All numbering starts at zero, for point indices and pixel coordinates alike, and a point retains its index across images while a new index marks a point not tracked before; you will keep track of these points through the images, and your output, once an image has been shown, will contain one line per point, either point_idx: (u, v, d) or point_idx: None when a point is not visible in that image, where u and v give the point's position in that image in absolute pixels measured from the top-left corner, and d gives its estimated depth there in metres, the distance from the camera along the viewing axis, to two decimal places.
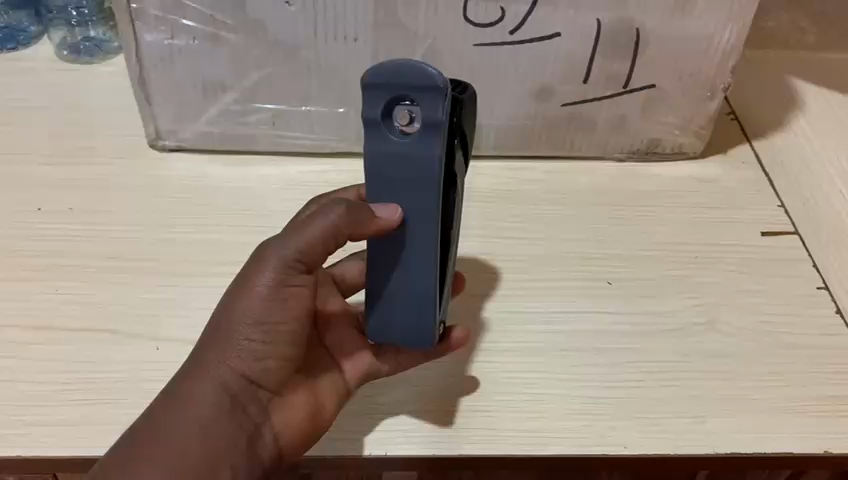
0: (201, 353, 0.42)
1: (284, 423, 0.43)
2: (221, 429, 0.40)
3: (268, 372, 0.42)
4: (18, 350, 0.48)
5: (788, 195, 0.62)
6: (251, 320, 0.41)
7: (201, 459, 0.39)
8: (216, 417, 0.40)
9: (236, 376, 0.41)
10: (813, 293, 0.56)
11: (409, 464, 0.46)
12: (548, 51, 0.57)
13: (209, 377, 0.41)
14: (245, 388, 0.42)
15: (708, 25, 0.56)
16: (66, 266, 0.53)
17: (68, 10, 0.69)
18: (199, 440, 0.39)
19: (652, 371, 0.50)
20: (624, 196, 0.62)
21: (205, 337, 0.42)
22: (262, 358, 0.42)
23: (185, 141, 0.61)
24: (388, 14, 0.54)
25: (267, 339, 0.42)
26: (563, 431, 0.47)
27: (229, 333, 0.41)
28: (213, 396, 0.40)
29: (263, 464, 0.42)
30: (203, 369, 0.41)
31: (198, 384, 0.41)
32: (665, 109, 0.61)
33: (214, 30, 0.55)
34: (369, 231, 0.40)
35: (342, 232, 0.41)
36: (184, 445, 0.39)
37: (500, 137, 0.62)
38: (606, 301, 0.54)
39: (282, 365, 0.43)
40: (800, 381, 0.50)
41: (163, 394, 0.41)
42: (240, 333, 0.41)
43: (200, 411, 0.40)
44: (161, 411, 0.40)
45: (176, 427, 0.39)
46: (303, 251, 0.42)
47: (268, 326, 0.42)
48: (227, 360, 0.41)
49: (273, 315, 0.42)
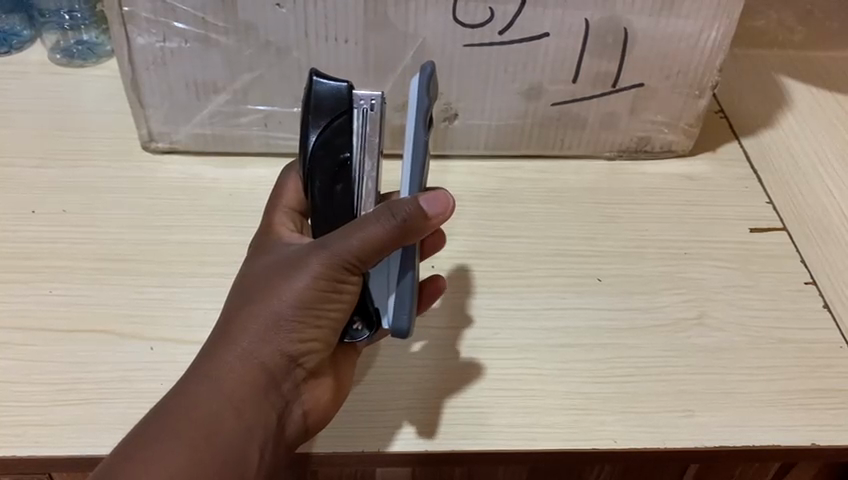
0: (243, 330, 0.41)
1: (311, 403, 0.45)
2: (257, 409, 0.41)
3: (303, 356, 0.43)
4: (11, 351, 0.49)
5: (777, 192, 0.63)
6: (295, 304, 0.41)
7: (233, 441, 0.39)
8: (253, 396, 0.41)
9: (274, 357, 0.41)
10: (801, 288, 0.56)
11: (404, 460, 0.47)
12: (538, 50, 0.58)
13: (245, 361, 0.41)
14: (279, 370, 0.42)
15: (694, 24, 0.57)
16: (59, 267, 0.54)
17: (61, 14, 0.70)
18: (236, 419, 0.40)
19: (638, 368, 0.50)
20: (614, 193, 0.62)
21: (246, 313, 0.42)
22: (302, 342, 0.42)
23: (177, 143, 0.62)
24: (377, 15, 0.55)
25: (312, 323, 0.42)
26: (552, 425, 0.47)
27: (277, 312, 0.41)
28: (253, 376, 0.41)
29: (287, 441, 0.43)
30: (242, 348, 0.41)
31: (241, 363, 0.41)
32: (654, 107, 0.62)
33: (205, 32, 0.56)
34: (431, 226, 0.41)
35: (395, 234, 0.40)
36: (216, 428, 0.39)
37: (490, 137, 0.63)
38: (595, 297, 0.55)
39: (317, 350, 0.43)
40: (786, 375, 0.51)
41: (199, 368, 0.41)
42: (288, 315, 0.41)
43: (240, 389, 0.40)
44: (199, 386, 0.40)
45: (215, 404, 0.39)
46: (360, 253, 0.40)
47: (313, 310, 0.42)
48: (267, 341, 0.41)
49: (316, 300, 0.42)
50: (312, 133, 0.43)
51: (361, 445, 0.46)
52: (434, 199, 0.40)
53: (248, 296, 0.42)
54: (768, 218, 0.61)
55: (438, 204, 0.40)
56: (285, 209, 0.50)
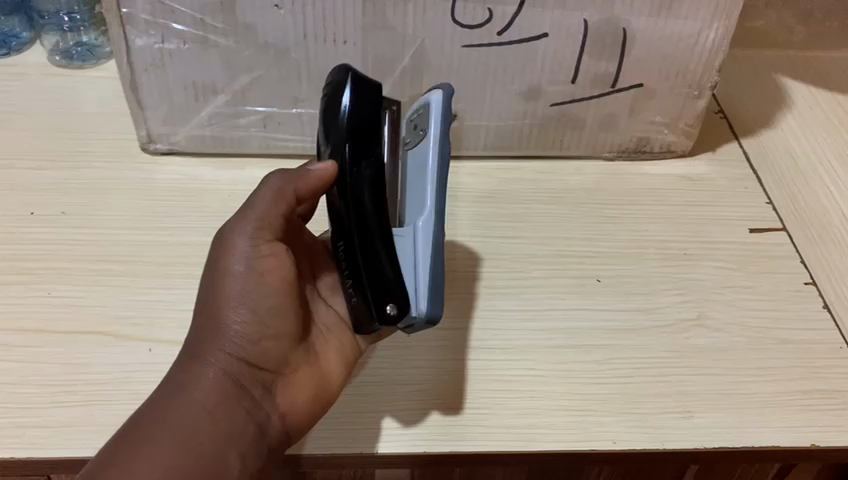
0: (197, 339, 0.44)
1: (289, 404, 0.45)
2: (224, 410, 0.42)
3: (263, 353, 0.44)
4: (10, 353, 0.49)
5: (777, 192, 0.63)
6: (234, 300, 0.43)
7: (200, 441, 0.40)
8: (219, 398, 0.42)
9: (229, 356, 0.43)
10: (801, 289, 0.56)
11: (402, 461, 0.47)
12: (537, 51, 0.58)
13: (204, 364, 0.43)
14: (242, 369, 0.43)
15: (693, 25, 0.57)
16: (58, 269, 0.54)
17: (60, 16, 0.69)
18: (204, 423, 0.41)
19: (637, 369, 0.50)
20: (614, 194, 0.62)
21: (200, 321, 0.44)
22: (255, 338, 0.44)
23: (176, 145, 0.62)
24: (376, 16, 0.55)
25: (256, 316, 0.43)
26: (550, 426, 0.47)
27: (218, 315, 0.43)
28: (212, 376, 0.42)
29: (271, 442, 0.44)
30: (201, 354, 0.43)
31: (197, 368, 0.42)
32: (654, 108, 0.62)
33: (203, 33, 0.56)
34: (312, 179, 0.45)
35: (281, 191, 0.45)
36: (182, 430, 0.40)
37: (489, 137, 0.63)
38: (594, 297, 0.54)
39: (276, 344, 0.45)
40: (785, 376, 0.51)
41: (162, 382, 0.42)
42: (229, 312, 0.43)
43: (202, 392, 0.42)
44: (165, 396, 0.41)
45: (182, 410, 0.41)
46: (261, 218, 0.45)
47: (253, 301, 0.43)
48: (219, 342, 0.43)
49: (252, 289, 0.43)
50: (345, 129, 0.45)
51: (358, 446, 0.46)
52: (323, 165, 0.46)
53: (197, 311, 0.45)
54: (768, 218, 0.61)
55: (324, 164, 0.45)
56: None
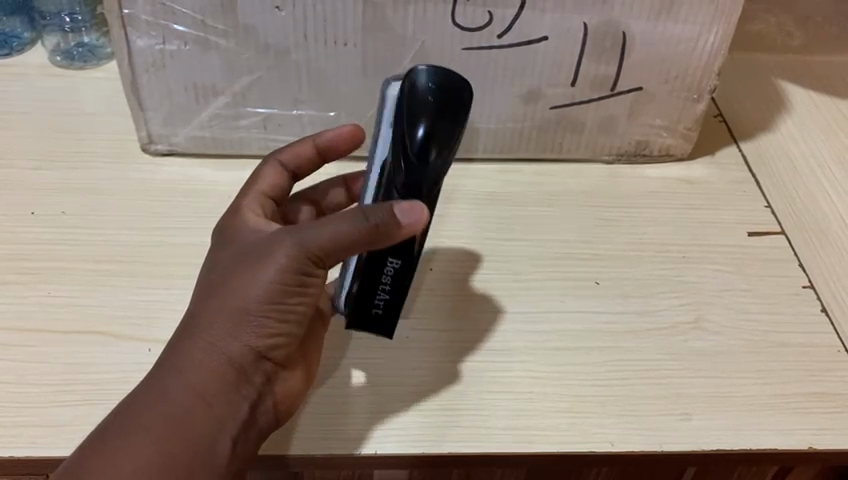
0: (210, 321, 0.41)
1: (284, 392, 0.45)
2: (224, 402, 0.41)
3: (274, 348, 0.43)
4: (10, 353, 0.49)
5: (775, 196, 0.63)
6: (260, 299, 0.41)
7: (199, 431, 0.40)
8: (221, 388, 0.41)
9: (244, 350, 0.42)
10: (799, 292, 0.56)
11: (400, 462, 0.47)
12: (536, 53, 0.58)
13: (214, 351, 0.41)
14: (251, 362, 0.42)
15: (692, 28, 0.57)
16: (57, 269, 0.54)
17: (61, 16, 0.69)
18: (203, 414, 0.40)
19: (635, 371, 0.50)
20: (613, 196, 0.62)
21: (216, 304, 0.42)
22: (271, 336, 0.42)
23: (176, 146, 0.62)
24: (376, 18, 0.55)
25: (280, 317, 0.42)
26: (548, 428, 0.47)
27: (239, 304, 0.41)
28: (222, 367, 0.41)
29: (263, 428, 0.44)
30: (212, 340, 0.41)
31: (207, 355, 0.41)
32: (653, 111, 0.62)
33: (204, 34, 0.56)
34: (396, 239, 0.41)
35: (358, 238, 0.41)
36: (180, 418, 0.40)
37: (489, 139, 0.63)
38: (592, 299, 0.55)
39: (288, 341, 0.43)
40: (783, 378, 0.51)
41: (166, 360, 0.41)
42: (252, 307, 0.41)
43: (206, 382, 0.41)
44: (166, 379, 0.41)
45: (182, 400, 0.40)
46: (322, 248, 0.41)
47: (278, 303, 0.42)
48: (237, 335, 0.41)
49: (282, 294, 0.41)
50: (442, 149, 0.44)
51: (356, 447, 0.46)
52: (410, 212, 0.41)
53: (213, 287, 0.43)
54: (766, 222, 0.61)
55: (414, 215, 0.41)
56: (256, 191, 0.50)
